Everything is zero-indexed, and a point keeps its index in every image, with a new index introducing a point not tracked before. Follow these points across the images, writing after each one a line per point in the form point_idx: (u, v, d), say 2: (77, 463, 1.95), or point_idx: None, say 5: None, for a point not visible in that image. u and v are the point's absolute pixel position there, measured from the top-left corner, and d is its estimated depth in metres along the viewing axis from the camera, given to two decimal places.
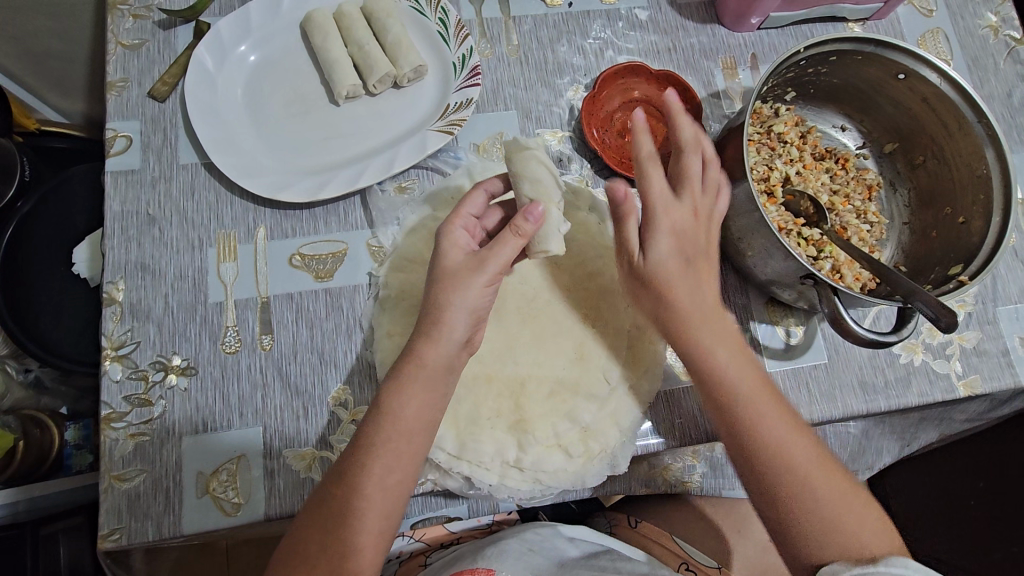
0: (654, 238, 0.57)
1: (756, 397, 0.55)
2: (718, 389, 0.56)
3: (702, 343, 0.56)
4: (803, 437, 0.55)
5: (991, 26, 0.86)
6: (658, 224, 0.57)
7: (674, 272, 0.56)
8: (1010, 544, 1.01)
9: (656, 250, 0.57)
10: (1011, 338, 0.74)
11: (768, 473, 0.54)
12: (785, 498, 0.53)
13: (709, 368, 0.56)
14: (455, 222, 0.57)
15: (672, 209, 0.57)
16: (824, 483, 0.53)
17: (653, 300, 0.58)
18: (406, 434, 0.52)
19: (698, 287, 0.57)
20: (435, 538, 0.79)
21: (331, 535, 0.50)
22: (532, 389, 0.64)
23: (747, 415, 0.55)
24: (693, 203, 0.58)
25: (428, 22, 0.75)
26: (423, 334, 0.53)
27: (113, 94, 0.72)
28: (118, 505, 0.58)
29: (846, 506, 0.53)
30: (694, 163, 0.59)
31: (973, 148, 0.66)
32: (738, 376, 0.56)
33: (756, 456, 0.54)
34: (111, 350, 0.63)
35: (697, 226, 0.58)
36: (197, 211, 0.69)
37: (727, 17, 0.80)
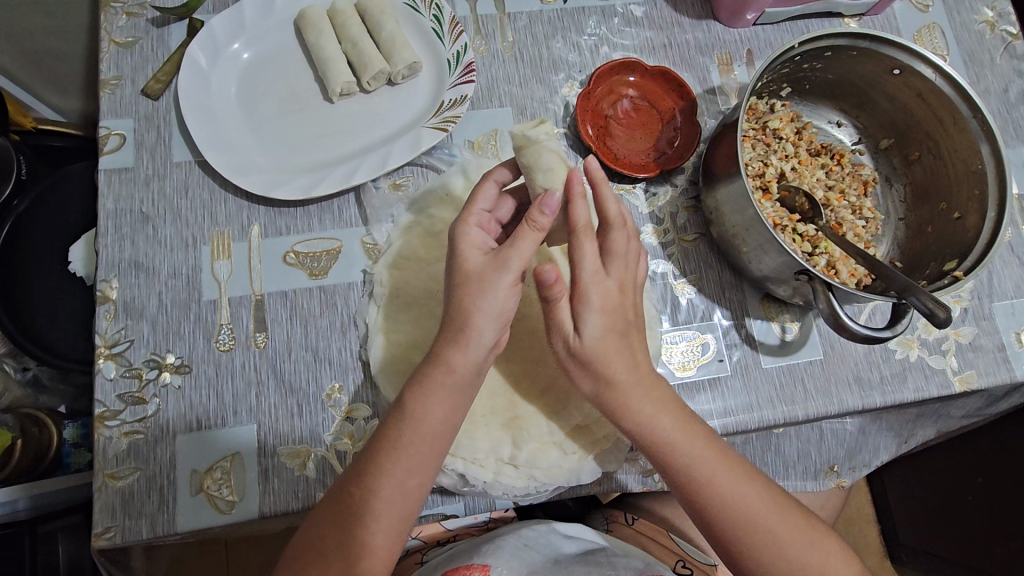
0: (585, 318, 0.51)
1: (703, 460, 0.55)
2: (665, 457, 0.55)
3: (644, 416, 0.55)
4: (748, 482, 0.56)
5: (988, 22, 0.86)
6: (590, 301, 0.51)
7: (609, 350, 0.52)
8: (1009, 538, 0.97)
9: (589, 331, 0.51)
10: (1007, 334, 0.73)
11: (720, 524, 0.55)
12: (738, 543, 0.55)
13: (654, 440, 0.55)
14: (470, 220, 0.55)
15: (602, 284, 0.51)
16: (776, 522, 0.55)
17: (593, 380, 0.54)
18: (429, 438, 0.52)
19: (633, 361, 0.54)
20: (431, 535, 0.79)
21: (348, 535, 0.51)
22: (526, 386, 0.64)
23: (694, 477, 0.55)
24: (620, 278, 0.53)
25: (423, 19, 0.75)
26: (450, 340, 0.51)
27: (106, 92, 0.71)
28: (112, 504, 0.58)
29: (797, 540, 0.55)
30: (621, 238, 0.52)
31: (968, 144, 0.67)
32: (681, 441, 0.55)
33: (711, 513, 0.55)
34: (104, 349, 0.63)
35: (623, 298, 0.53)
36: (190, 209, 0.68)
37: (722, 13, 0.80)
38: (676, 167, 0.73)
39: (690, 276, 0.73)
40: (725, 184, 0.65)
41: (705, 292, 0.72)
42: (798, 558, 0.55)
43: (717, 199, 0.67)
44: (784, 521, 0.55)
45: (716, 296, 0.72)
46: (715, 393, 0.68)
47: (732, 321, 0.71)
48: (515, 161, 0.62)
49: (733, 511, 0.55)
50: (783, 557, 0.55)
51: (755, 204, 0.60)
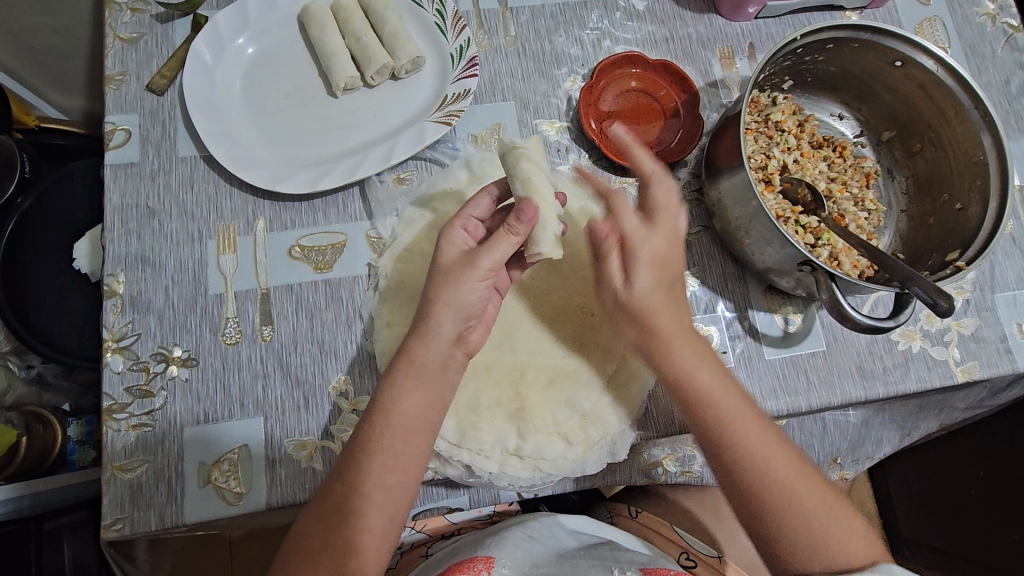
0: (635, 271, 0.58)
1: (742, 415, 0.56)
2: (705, 411, 0.56)
3: (685, 366, 0.57)
4: (786, 453, 0.57)
5: (988, 14, 0.86)
6: (637, 254, 0.58)
7: (659, 301, 0.58)
8: (1011, 531, 1.00)
9: (637, 281, 0.58)
10: (1009, 325, 0.74)
11: (746, 479, 0.55)
12: (769, 509, 0.55)
13: (698, 390, 0.57)
14: (456, 222, 0.59)
15: (646, 238, 0.58)
16: (798, 482, 0.55)
17: (639, 329, 0.59)
18: (400, 431, 0.52)
19: (677, 312, 0.59)
20: (435, 529, 0.78)
21: (335, 534, 0.51)
22: (531, 377, 0.65)
23: (730, 430, 0.56)
24: (669, 229, 0.59)
25: (425, 14, 0.75)
26: (415, 331, 0.55)
27: (111, 87, 0.72)
28: (121, 495, 0.58)
29: (826, 518, 0.55)
30: (662, 192, 0.59)
31: (970, 134, 0.67)
32: (721, 395, 0.57)
33: (749, 477, 0.55)
34: (112, 342, 0.63)
35: (670, 248, 0.59)
36: (196, 204, 0.69)
37: (724, 7, 0.80)
38: (679, 161, 0.74)
39: (693, 268, 0.73)
40: (727, 176, 0.65)
41: (708, 284, 0.72)
42: (813, 523, 0.55)
43: (720, 190, 0.67)
44: (806, 483, 0.56)
45: (717, 288, 0.72)
46: None
47: (735, 312, 0.72)
48: (506, 179, 0.64)
49: (764, 469, 0.55)
50: (802, 516, 0.55)
51: (758, 195, 0.61)
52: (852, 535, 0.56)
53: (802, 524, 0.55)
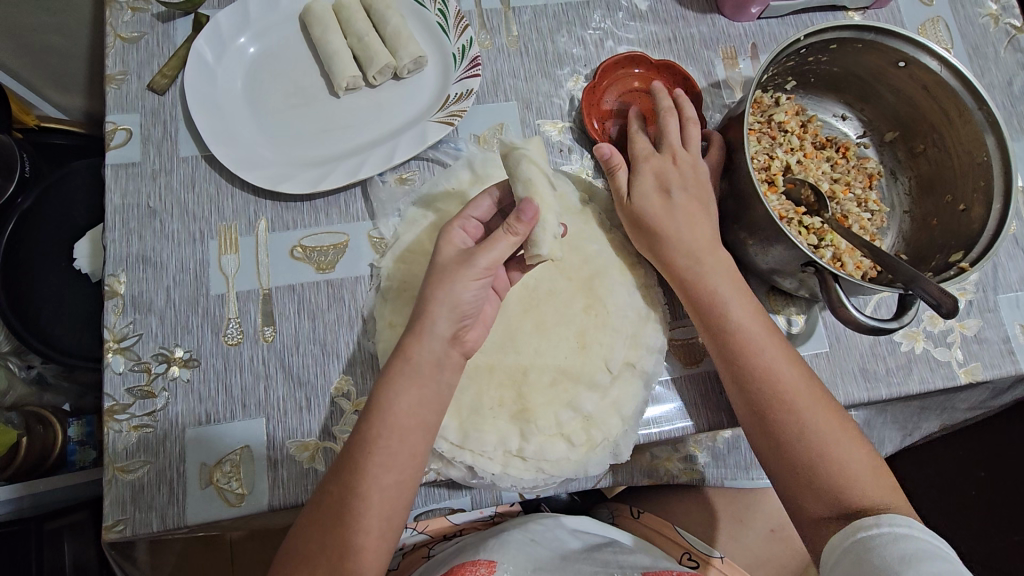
0: (637, 180, 0.66)
1: (750, 323, 0.62)
2: (715, 314, 0.62)
3: (696, 274, 0.63)
4: (792, 365, 0.61)
5: (991, 15, 0.86)
6: (641, 169, 0.67)
7: (656, 206, 0.65)
8: (1011, 532, 1.02)
9: (636, 188, 0.66)
10: (1012, 326, 0.74)
11: (750, 381, 0.60)
12: (768, 411, 0.59)
13: (709, 296, 0.63)
14: (454, 223, 0.59)
15: (653, 157, 0.67)
16: (801, 391, 0.59)
17: (646, 236, 0.66)
18: (398, 431, 0.52)
19: (685, 221, 0.64)
20: (437, 530, 0.78)
21: (333, 535, 0.51)
22: (534, 378, 0.64)
23: (737, 334, 0.61)
24: (672, 151, 0.66)
25: (427, 14, 0.75)
26: (411, 331, 0.54)
27: (112, 87, 0.72)
28: (122, 496, 0.58)
29: (826, 430, 0.58)
30: (673, 123, 0.67)
31: (973, 135, 0.67)
32: (732, 304, 0.62)
33: (751, 379, 0.60)
34: (113, 343, 0.63)
35: (677, 167, 0.66)
36: (197, 203, 0.69)
37: (727, 7, 0.80)
38: None
39: None
40: (730, 176, 0.65)
41: None
42: (816, 434, 0.58)
43: (724, 190, 0.67)
44: (814, 398, 0.59)
45: None
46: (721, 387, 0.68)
47: None
48: (507, 182, 0.64)
49: (766, 373, 0.60)
50: (803, 426, 0.58)
51: (762, 197, 0.60)
52: (857, 456, 0.57)
53: (803, 432, 0.58)
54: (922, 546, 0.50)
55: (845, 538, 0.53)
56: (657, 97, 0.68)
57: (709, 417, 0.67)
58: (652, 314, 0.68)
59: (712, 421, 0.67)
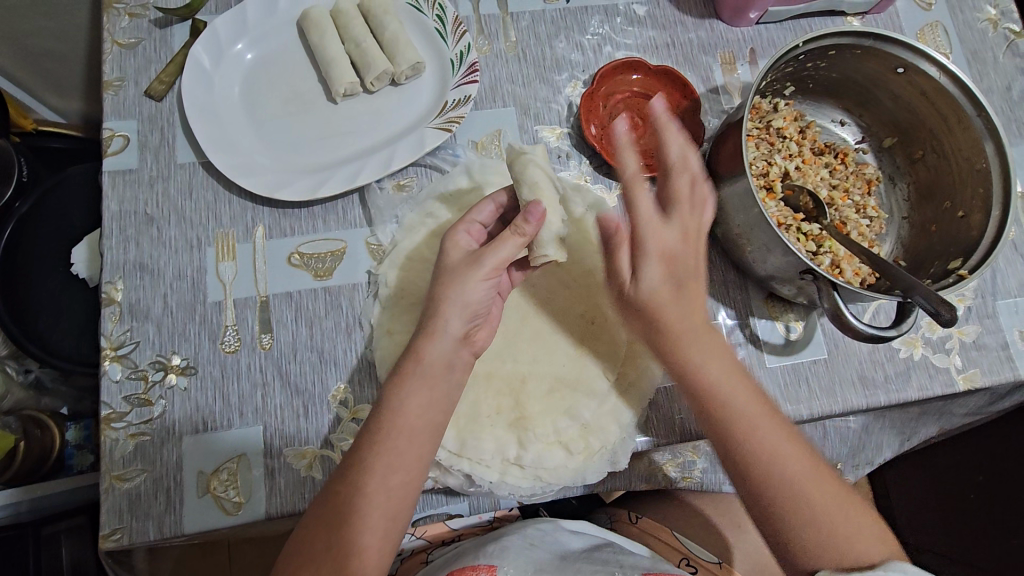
0: (643, 265, 0.56)
1: (752, 412, 0.55)
2: (715, 405, 0.55)
3: (694, 362, 0.56)
4: (800, 453, 0.54)
5: (990, 20, 0.86)
6: (647, 247, 0.56)
7: (663, 299, 0.56)
8: (1014, 535, 0.97)
9: (645, 273, 0.56)
10: (1011, 332, 0.74)
11: (755, 478, 0.54)
12: (781, 507, 0.53)
13: (706, 385, 0.56)
14: (458, 226, 0.59)
15: (661, 230, 0.56)
16: (814, 483, 0.53)
17: (644, 323, 0.57)
18: (405, 431, 0.52)
19: (687, 309, 0.56)
20: (435, 535, 0.78)
21: (336, 535, 0.50)
22: (532, 387, 0.65)
23: (739, 427, 0.54)
24: (683, 225, 0.57)
25: (425, 19, 0.74)
26: (423, 331, 0.55)
27: (109, 93, 0.71)
28: (119, 505, 0.58)
29: (843, 521, 0.53)
30: (682, 183, 0.58)
31: (973, 141, 0.66)
32: (732, 393, 0.55)
33: (760, 476, 0.54)
34: (110, 351, 0.63)
35: (686, 246, 0.57)
36: (195, 210, 0.68)
37: (725, 12, 0.80)
38: None
39: None
40: (729, 182, 0.65)
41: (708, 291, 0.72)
42: (829, 531, 0.52)
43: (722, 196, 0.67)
44: (824, 491, 0.53)
45: (719, 294, 0.72)
46: None
47: (737, 320, 0.71)
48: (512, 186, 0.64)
49: (774, 468, 0.53)
50: (817, 524, 0.52)
51: (759, 204, 0.60)
52: (873, 548, 0.52)
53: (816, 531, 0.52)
54: None
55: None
56: (666, 147, 0.59)
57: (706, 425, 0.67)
58: None
59: None
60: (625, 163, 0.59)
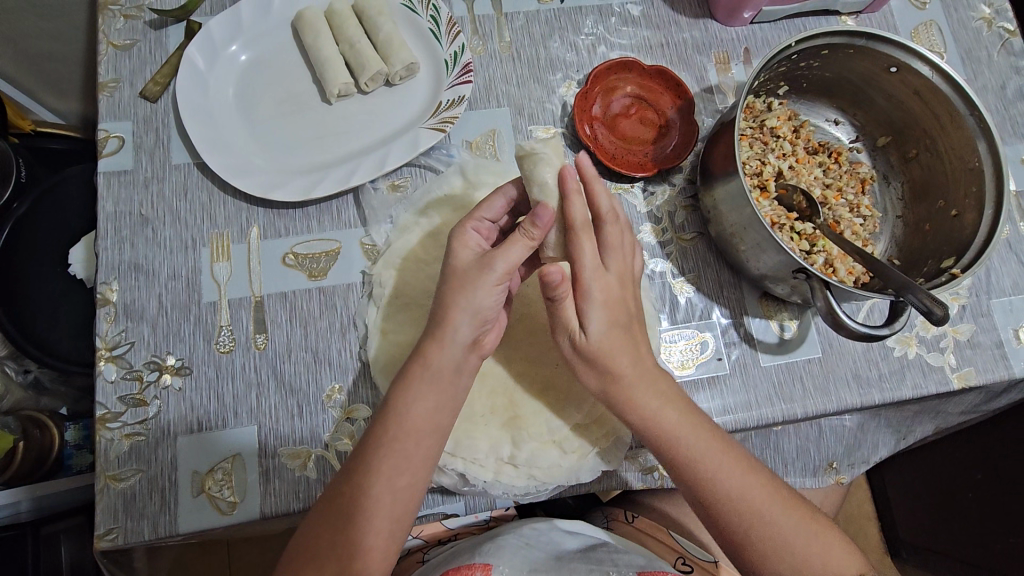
0: (590, 315, 0.54)
1: (709, 453, 0.56)
2: (672, 451, 0.57)
3: (649, 410, 0.57)
4: (759, 485, 0.56)
5: (985, 18, 0.86)
6: (592, 296, 0.54)
7: (614, 344, 0.56)
8: (1008, 535, 0.96)
9: (594, 326, 0.55)
10: (1006, 330, 0.74)
11: (719, 513, 0.56)
12: (745, 539, 0.55)
13: (662, 431, 0.57)
14: (468, 224, 0.58)
15: (602, 279, 0.55)
16: (776, 512, 0.55)
17: (599, 374, 0.57)
18: (414, 434, 0.52)
19: (638, 356, 0.57)
20: (432, 535, 0.79)
21: (342, 536, 0.51)
22: (526, 386, 0.65)
23: (699, 470, 0.56)
24: (619, 271, 0.56)
25: (419, 19, 0.75)
26: (431, 334, 0.54)
27: (104, 94, 0.72)
28: (114, 505, 0.58)
29: (808, 546, 0.55)
30: (615, 233, 0.55)
31: (964, 141, 0.67)
32: (689, 436, 0.56)
33: (722, 514, 0.56)
34: (105, 351, 0.63)
35: (623, 291, 0.57)
36: (189, 211, 0.69)
37: (719, 12, 0.80)
38: (674, 166, 0.74)
39: (688, 275, 0.73)
40: (723, 182, 0.65)
41: (704, 290, 0.72)
42: (795, 551, 0.54)
43: (715, 196, 0.67)
44: (785, 512, 0.56)
45: (714, 293, 0.72)
46: (714, 391, 0.68)
47: (731, 319, 0.72)
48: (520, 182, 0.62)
49: (736, 504, 0.55)
50: (783, 545, 0.54)
51: (753, 203, 0.60)
52: (836, 555, 0.56)
53: (784, 551, 0.54)
54: None
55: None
56: (598, 198, 0.54)
57: None
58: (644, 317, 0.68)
59: None
60: (573, 202, 0.53)
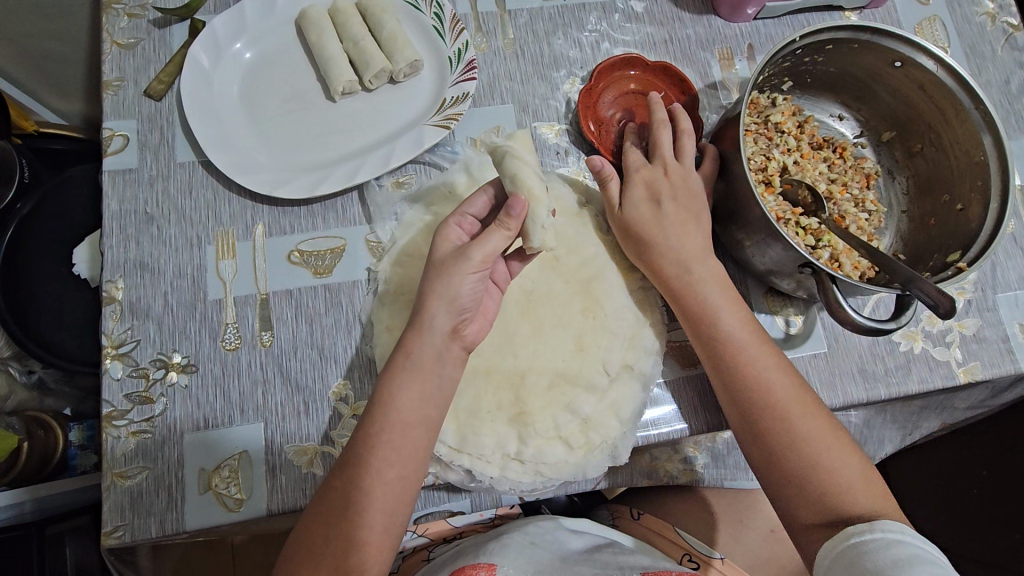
0: (628, 193, 0.66)
1: (739, 331, 0.61)
2: (704, 321, 0.62)
3: (686, 283, 0.63)
4: (783, 373, 0.60)
5: (988, 14, 0.86)
6: (633, 181, 0.66)
7: (645, 219, 0.64)
8: None
9: (629, 201, 0.65)
10: (1011, 325, 0.73)
11: (740, 389, 0.60)
12: (759, 419, 0.59)
13: (696, 305, 0.62)
14: (449, 219, 0.59)
15: (644, 169, 0.66)
16: (792, 401, 0.59)
17: (638, 248, 0.65)
18: (400, 426, 0.52)
19: (677, 234, 0.64)
20: (437, 532, 0.78)
21: (337, 530, 0.51)
22: (532, 381, 0.63)
23: (728, 344, 0.61)
24: (663, 161, 0.66)
25: (423, 17, 0.75)
26: (412, 325, 0.55)
27: (109, 93, 0.72)
28: (121, 503, 0.58)
29: (817, 440, 0.58)
30: (666, 134, 0.67)
31: (970, 134, 0.66)
32: (750, 347, 0.61)
33: (740, 390, 0.60)
34: (111, 349, 0.63)
35: (669, 180, 0.65)
36: (194, 209, 0.69)
37: (723, 8, 0.80)
38: None
39: None
40: (726, 178, 0.65)
41: None
42: (803, 441, 0.58)
43: (720, 191, 0.67)
44: (803, 406, 0.59)
45: None
46: None
47: None
48: (499, 178, 0.62)
49: (758, 382, 0.59)
50: (801, 448, 0.57)
51: (758, 199, 0.60)
52: (844, 467, 0.57)
53: (800, 452, 0.57)
54: (914, 551, 0.49)
55: (836, 545, 0.53)
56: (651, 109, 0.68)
57: (709, 418, 0.67)
58: (649, 315, 0.68)
59: (711, 422, 0.67)
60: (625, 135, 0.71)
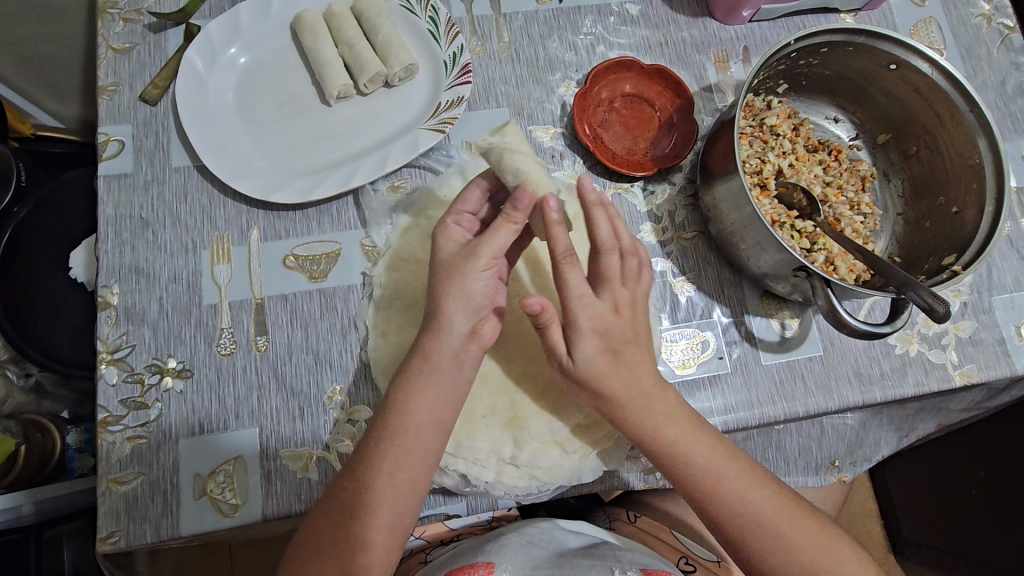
0: (577, 342, 0.54)
1: (710, 459, 0.56)
2: (673, 461, 0.56)
3: (650, 425, 0.56)
4: (763, 491, 0.56)
5: (984, 15, 0.86)
6: (579, 326, 0.54)
7: (602, 370, 0.55)
8: (1011, 533, 0.96)
9: (581, 353, 0.54)
10: (1007, 327, 0.73)
11: (722, 519, 0.56)
12: (750, 545, 0.55)
13: (661, 446, 0.56)
14: (449, 219, 0.58)
15: (592, 308, 0.54)
16: (781, 518, 0.55)
17: (592, 395, 0.57)
18: (414, 428, 0.52)
19: (634, 376, 0.56)
20: (435, 535, 0.79)
21: (344, 531, 0.51)
22: (525, 387, 0.64)
23: (702, 479, 0.56)
24: (614, 298, 0.55)
25: (418, 21, 0.75)
26: (428, 328, 0.54)
27: (104, 98, 0.72)
28: (117, 508, 0.58)
29: (815, 551, 0.55)
30: (613, 260, 0.55)
31: (964, 136, 0.66)
32: (724, 476, 0.56)
33: (723, 521, 0.56)
34: (106, 354, 0.63)
35: (619, 317, 0.55)
36: (189, 213, 0.69)
37: (718, 11, 0.80)
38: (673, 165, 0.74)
39: (688, 274, 0.73)
40: (721, 181, 0.65)
41: (705, 289, 0.72)
42: (800, 558, 0.55)
43: (714, 194, 0.67)
44: (790, 519, 0.56)
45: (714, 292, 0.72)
46: (715, 390, 0.68)
47: (732, 317, 0.72)
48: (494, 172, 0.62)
49: (740, 509, 0.55)
50: (802, 565, 0.55)
51: (753, 201, 0.60)
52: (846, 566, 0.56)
53: (801, 569, 0.55)
54: None
55: None
56: (594, 226, 0.54)
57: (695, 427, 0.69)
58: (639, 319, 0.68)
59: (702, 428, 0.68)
60: (558, 238, 0.52)
